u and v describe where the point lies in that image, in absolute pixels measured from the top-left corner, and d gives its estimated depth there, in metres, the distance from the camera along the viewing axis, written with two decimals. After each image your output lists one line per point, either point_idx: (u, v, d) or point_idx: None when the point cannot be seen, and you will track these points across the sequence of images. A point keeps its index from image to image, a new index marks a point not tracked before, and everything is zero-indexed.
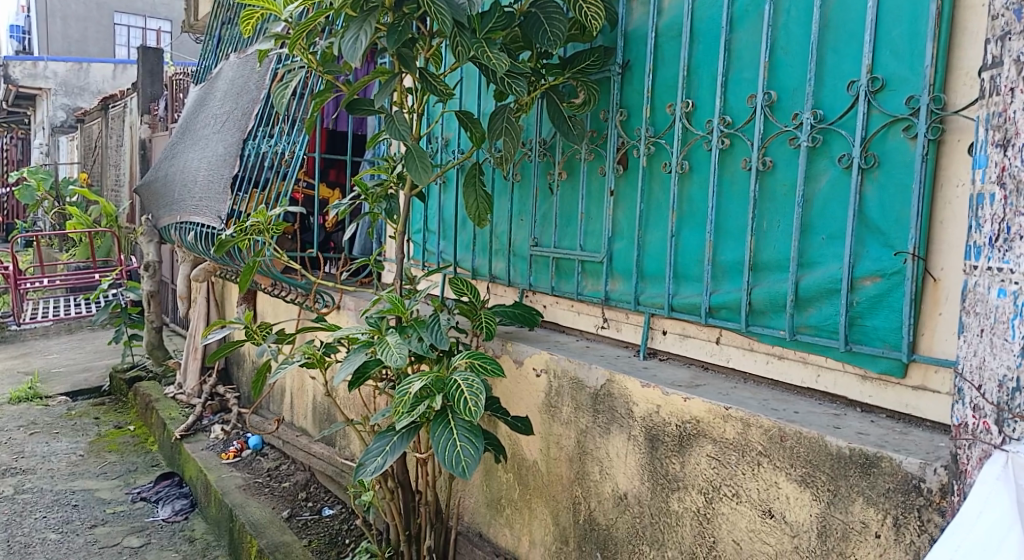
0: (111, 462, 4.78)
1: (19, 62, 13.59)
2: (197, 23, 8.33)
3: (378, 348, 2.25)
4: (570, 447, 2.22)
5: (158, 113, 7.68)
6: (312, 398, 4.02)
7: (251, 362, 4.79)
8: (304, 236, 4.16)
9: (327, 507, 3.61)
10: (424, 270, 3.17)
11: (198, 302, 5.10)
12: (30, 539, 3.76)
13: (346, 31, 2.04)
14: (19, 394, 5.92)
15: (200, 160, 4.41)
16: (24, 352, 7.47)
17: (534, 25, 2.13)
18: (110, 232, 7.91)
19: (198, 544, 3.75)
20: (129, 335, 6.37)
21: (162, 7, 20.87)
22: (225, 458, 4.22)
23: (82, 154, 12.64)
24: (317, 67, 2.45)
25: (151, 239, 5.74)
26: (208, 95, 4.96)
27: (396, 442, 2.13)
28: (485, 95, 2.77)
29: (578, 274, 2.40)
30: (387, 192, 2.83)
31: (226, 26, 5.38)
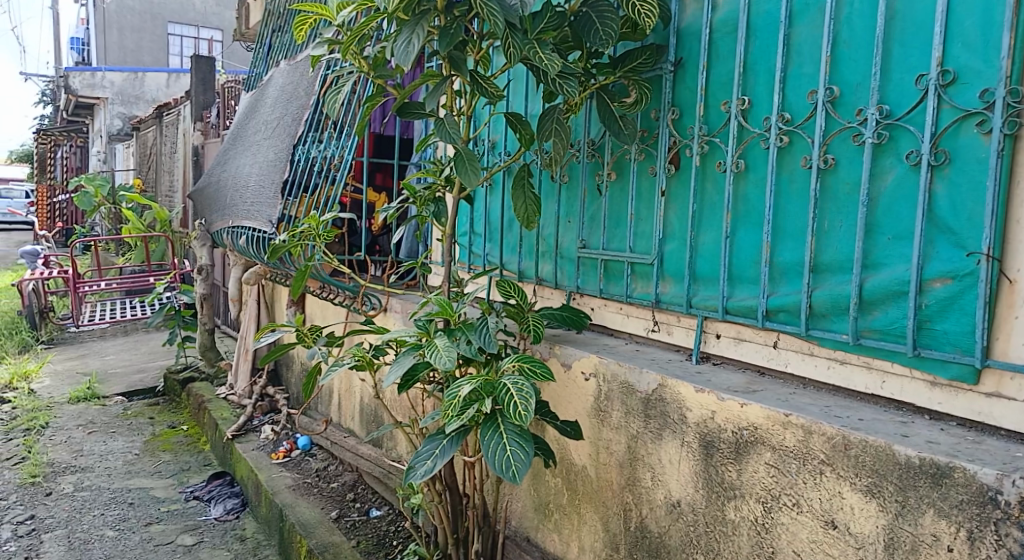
0: (165, 461, 4.88)
1: (78, 73, 14.14)
2: (248, 32, 8.54)
3: (427, 350, 2.24)
4: (620, 453, 2.18)
5: (210, 120, 7.86)
6: (359, 399, 4.05)
7: (300, 363, 4.85)
8: (352, 239, 4.21)
9: (374, 508, 3.64)
10: (471, 273, 3.16)
11: (249, 305, 5.19)
12: (89, 535, 3.87)
13: (399, 35, 2.03)
14: (78, 394, 6.10)
15: (251, 165, 4.49)
16: (83, 353, 7.71)
17: (585, 25, 2.10)
18: (165, 237, 8.12)
19: (249, 544, 3.80)
20: (182, 337, 6.52)
21: (214, 17, 21.49)
22: (275, 458, 4.27)
23: (137, 161, 13.03)
24: (368, 72, 2.44)
25: (205, 243, 5.88)
26: (259, 101, 5.05)
27: (446, 445, 2.11)
28: (533, 97, 2.76)
29: (628, 276, 2.36)
30: (435, 195, 2.82)
31: (277, 34, 5.48)
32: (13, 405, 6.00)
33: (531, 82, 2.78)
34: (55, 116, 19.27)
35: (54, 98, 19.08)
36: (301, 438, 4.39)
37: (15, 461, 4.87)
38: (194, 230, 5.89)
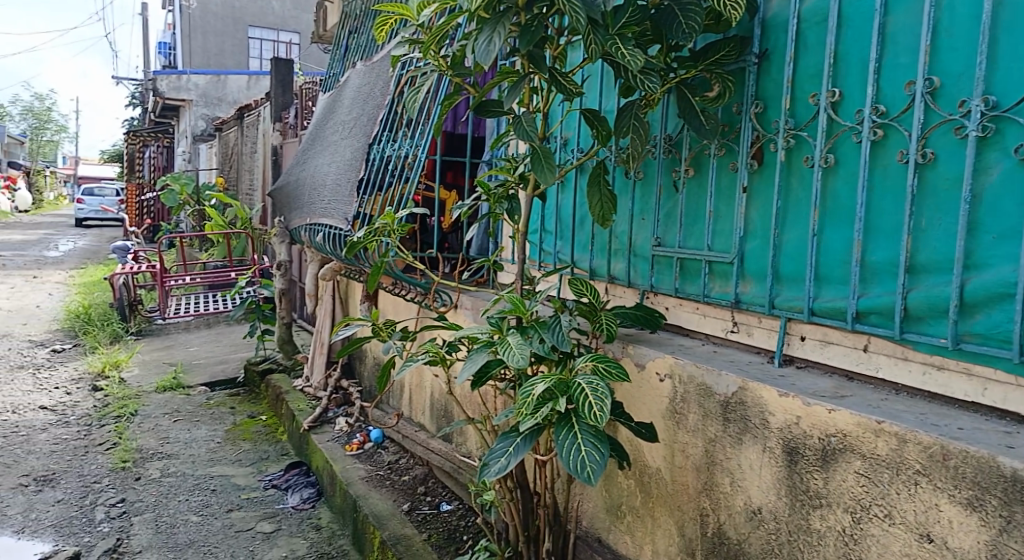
0: (245, 450, 5.04)
1: (165, 76, 14.82)
2: (326, 34, 8.78)
3: (500, 348, 2.23)
4: (697, 456, 2.12)
5: (288, 120, 8.04)
6: (430, 394, 4.10)
7: (374, 358, 4.93)
8: (423, 236, 4.25)
9: (445, 503, 3.69)
10: (541, 270, 3.15)
11: (324, 300, 5.31)
12: (175, 519, 4.04)
13: (479, 34, 2.03)
14: (165, 383, 6.37)
15: (328, 164, 4.59)
16: (169, 344, 8.05)
17: (668, 19, 2.04)
18: (246, 233, 8.42)
19: (324, 533, 3.88)
20: (262, 331, 6.73)
21: (292, 20, 22.30)
22: (349, 449, 4.35)
23: (219, 161, 13.55)
24: (447, 70, 2.44)
25: (283, 240, 6.05)
26: (335, 102, 5.17)
27: (519, 444, 2.10)
28: (608, 93, 2.73)
29: (705, 275, 2.30)
30: (509, 192, 2.81)
31: (353, 35, 5.60)
32: (105, 393, 6.31)
33: (606, 78, 2.75)
34: (143, 118, 20.19)
35: (144, 101, 20.00)
36: (374, 430, 4.46)
37: (107, 446, 5.12)
38: (274, 228, 6.06)
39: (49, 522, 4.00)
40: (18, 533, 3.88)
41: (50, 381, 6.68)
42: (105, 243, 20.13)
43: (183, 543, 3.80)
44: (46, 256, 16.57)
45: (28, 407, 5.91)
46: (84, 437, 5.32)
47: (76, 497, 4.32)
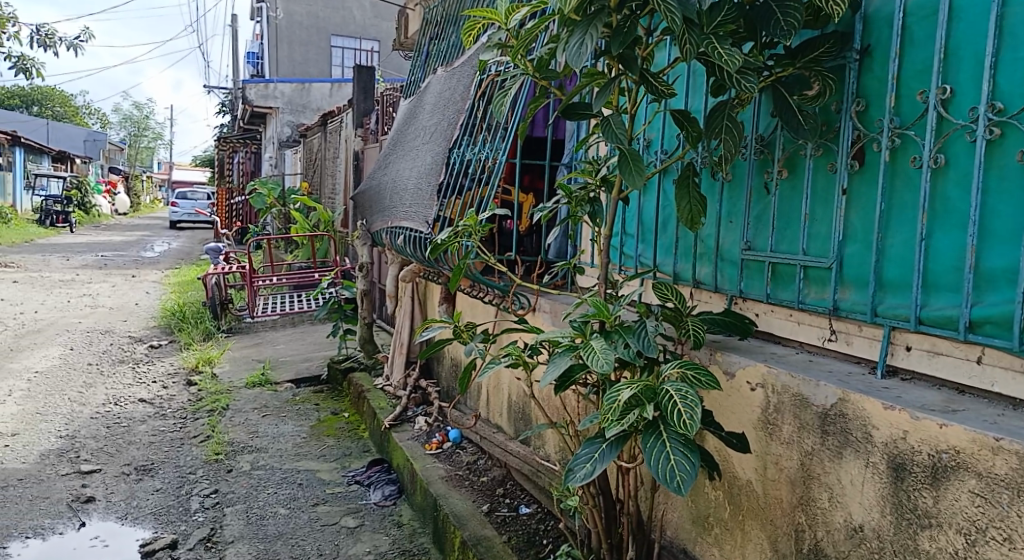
0: (329, 446, 5.17)
1: (254, 85, 15.48)
2: (407, 41, 8.97)
3: (584, 352, 2.21)
4: (793, 470, 2.04)
5: (369, 126, 8.20)
6: (508, 395, 4.11)
7: (454, 359, 4.98)
8: (502, 239, 4.27)
9: (524, 505, 3.69)
10: (623, 275, 3.11)
11: (404, 302, 5.39)
12: (265, 511, 4.17)
13: (570, 37, 2.01)
14: (253, 379, 6.61)
15: (409, 169, 4.65)
16: (258, 342, 8.35)
17: (764, 16, 1.98)
18: (329, 235, 8.69)
19: (405, 530, 3.94)
20: (344, 330, 6.90)
21: (372, 28, 23.19)
22: (429, 448, 4.41)
23: (303, 166, 14.02)
24: (533, 73, 2.42)
25: (366, 242, 6.20)
26: (417, 108, 5.24)
27: (605, 450, 2.05)
28: (694, 93, 2.68)
29: (800, 280, 2.22)
30: (591, 195, 2.77)
31: (434, 41, 5.69)
32: (199, 388, 6.59)
33: (692, 78, 2.70)
34: (233, 125, 21.05)
35: (234, 109, 20.90)
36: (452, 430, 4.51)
37: (201, 438, 5.34)
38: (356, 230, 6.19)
39: (148, 509, 4.20)
40: (120, 519, 4.09)
41: (149, 375, 7.02)
42: (198, 245, 21.06)
43: (272, 534, 3.92)
44: (144, 256, 17.43)
45: (128, 400, 6.23)
46: (180, 429, 5.57)
47: (173, 486, 4.52)
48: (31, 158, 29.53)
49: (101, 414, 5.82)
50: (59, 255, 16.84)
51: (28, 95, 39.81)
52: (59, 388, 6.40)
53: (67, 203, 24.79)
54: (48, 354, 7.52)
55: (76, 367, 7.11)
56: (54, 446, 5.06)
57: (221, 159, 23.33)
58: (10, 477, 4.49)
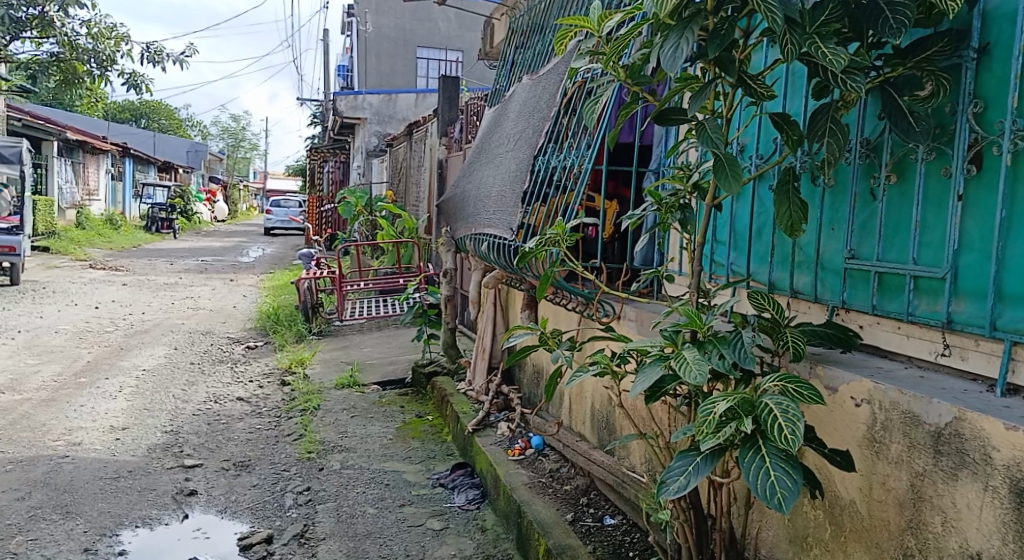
0: (414, 448, 5.26)
1: (344, 96, 16.03)
2: (492, 51, 9.06)
3: (676, 362, 2.15)
4: (901, 491, 1.94)
5: (454, 134, 8.30)
6: (591, 404, 4.08)
7: (536, 365, 4.97)
8: (588, 245, 4.25)
9: (608, 516, 3.66)
10: (714, 284, 3.03)
11: (486, 308, 5.43)
12: (354, 510, 4.28)
13: (665, 41, 1.98)
14: (343, 381, 6.79)
15: (494, 177, 4.68)
16: (345, 344, 8.58)
17: (872, 14, 1.90)
18: (414, 241, 8.87)
19: (489, 535, 3.95)
20: (428, 334, 7.01)
21: (456, 39, 23.67)
22: (512, 454, 4.42)
23: (389, 174, 14.37)
24: (625, 79, 2.38)
25: (450, 248, 6.29)
26: (501, 116, 5.28)
27: (700, 464, 1.98)
28: (793, 96, 2.60)
29: (910, 291, 2.12)
30: (682, 202, 2.71)
31: (520, 49, 5.73)
32: (292, 388, 6.83)
33: (791, 80, 2.62)
34: (324, 135, 21.79)
35: (325, 120, 21.65)
36: (535, 437, 4.51)
37: (294, 437, 5.53)
38: (441, 237, 6.29)
39: (246, 504, 4.37)
40: (220, 512, 4.27)
41: (246, 375, 7.32)
42: (290, 251, 21.85)
43: (361, 533, 4.01)
44: (241, 261, 18.22)
45: (226, 398, 6.50)
46: (274, 427, 5.78)
47: (269, 483, 4.69)
48: (139, 168, 31.30)
49: (202, 411, 6.10)
50: (163, 259, 17.79)
51: (138, 109, 42.23)
52: (164, 386, 6.74)
53: (171, 210, 26.19)
54: (154, 353, 7.94)
55: (179, 366, 7.48)
56: (160, 441, 5.33)
57: (313, 168, 24.19)
58: (121, 469, 4.76)
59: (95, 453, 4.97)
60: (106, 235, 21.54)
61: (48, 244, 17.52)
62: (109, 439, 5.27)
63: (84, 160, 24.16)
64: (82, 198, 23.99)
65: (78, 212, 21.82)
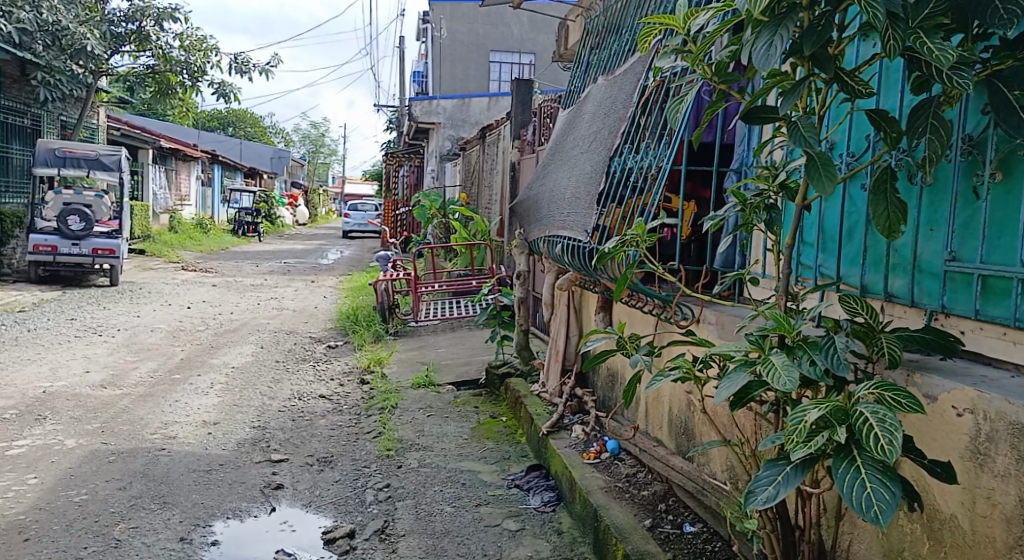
0: (489, 448, 5.29)
1: (419, 102, 16.32)
2: (566, 52, 9.06)
3: (764, 368, 2.09)
4: (1009, 506, 1.85)
5: (527, 137, 8.33)
6: (669, 409, 4.03)
7: (611, 368, 4.93)
8: (667, 247, 4.19)
9: (688, 523, 3.61)
10: (802, 287, 2.95)
11: (559, 310, 5.41)
12: (432, 508, 4.33)
13: (758, 39, 1.93)
14: (419, 380, 6.90)
15: (569, 178, 4.66)
16: (421, 345, 8.71)
17: (981, 6, 1.81)
18: (487, 243, 8.94)
19: (566, 538, 3.93)
20: (502, 336, 7.05)
21: (529, 42, 23.75)
22: (587, 457, 4.39)
23: (462, 178, 14.54)
24: (711, 77, 2.33)
25: (523, 250, 6.32)
26: (576, 117, 5.27)
27: (790, 473, 1.92)
28: (889, 91, 2.51)
29: (1016, 296, 2.02)
30: (767, 202, 2.62)
31: (595, 50, 5.71)
32: (371, 386, 6.98)
33: (885, 76, 2.52)
34: (400, 139, 22.19)
35: (400, 125, 22.05)
36: (610, 441, 4.47)
37: (374, 434, 5.65)
38: (514, 239, 6.31)
39: (329, 499, 4.49)
40: (305, 506, 4.40)
41: (327, 373, 7.53)
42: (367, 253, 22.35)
43: (439, 531, 4.06)
44: (321, 263, 18.74)
45: (309, 395, 6.70)
46: (355, 425, 5.92)
47: (350, 478, 4.80)
48: (226, 173, 32.61)
49: (287, 408, 6.30)
50: (249, 261, 18.48)
51: (225, 117, 44.01)
52: (251, 382, 7.00)
53: (256, 214, 27.19)
54: (242, 351, 8.26)
55: (266, 363, 7.76)
56: (249, 435, 5.54)
57: (389, 172, 24.69)
58: (213, 462, 4.96)
59: (189, 446, 5.20)
60: (197, 237, 22.57)
61: (144, 247, 18.44)
62: (201, 433, 5.51)
63: (176, 168, 25.34)
64: (174, 204, 25.15)
65: (172, 216, 22.90)
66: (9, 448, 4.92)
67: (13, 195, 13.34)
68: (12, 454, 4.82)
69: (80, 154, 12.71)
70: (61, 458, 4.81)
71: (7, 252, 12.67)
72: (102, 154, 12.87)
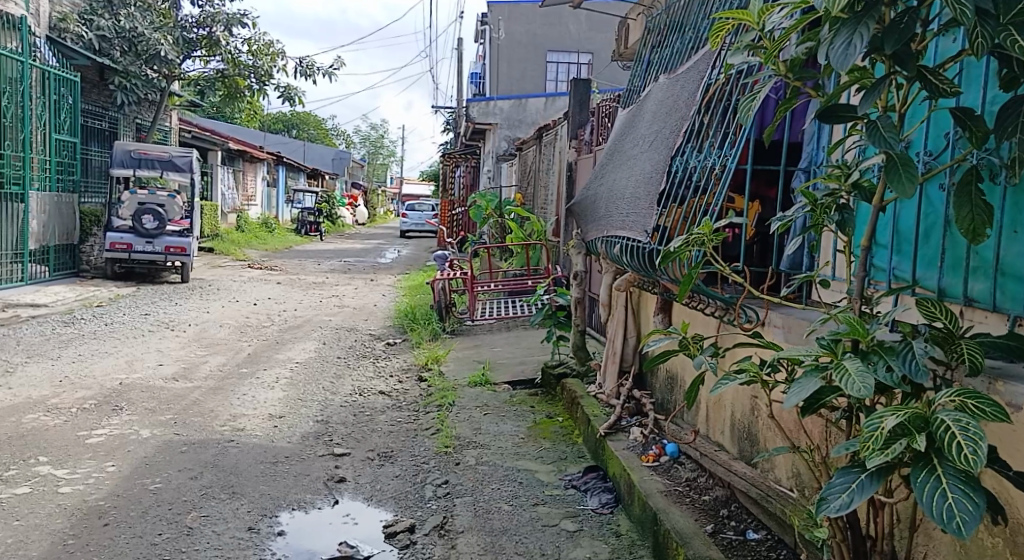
0: (546, 448, 5.29)
1: (476, 103, 16.43)
2: (626, 51, 8.97)
3: (837, 373, 2.04)
4: None
5: (584, 136, 8.27)
6: (730, 413, 3.96)
7: (670, 371, 4.87)
8: (731, 248, 4.12)
9: (751, 530, 3.55)
10: (875, 290, 2.86)
11: (616, 311, 5.38)
12: (490, 506, 4.36)
13: (837, 36, 1.89)
14: (475, 379, 6.94)
15: (628, 178, 4.63)
16: (477, 343, 8.76)
17: None
18: (544, 243, 8.94)
19: (624, 541, 3.90)
20: (558, 336, 7.03)
21: (587, 41, 23.65)
22: (646, 460, 4.35)
23: (518, 178, 14.57)
24: (785, 74, 2.29)
25: (581, 250, 6.29)
26: (636, 116, 5.22)
27: (865, 481, 1.87)
28: (974, 88, 2.42)
29: None
30: (840, 202, 2.56)
31: (656, 48, 5.65)
32: (428, 384, 7.06)
33: (970, 72, 2.43)
34: (457, 139, 22.37)
35: (457, 125, 22.23)
36: (669, 444, 4.42)
37: (432, 431, 5.71)
38: (572, 238, 6.29)
39: (390, 493, 4.56)
40: (366, 500, 4.47)
41: (386, 370, 7.64)
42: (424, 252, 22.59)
43: (497, 529, 4.08)
44: (379, 262, 19.04)
45: (369, 391, 6.81)
46: (413, 421, 5.99)
47: (410, 474, 4.87)
48: (290, 174, 33.40)
49: (348, 403, 6.42)
50: (311, 259, 18.89)
51: (289, 119, 45.03)
52: (314, 377, 7.16)
53: (317, 214, 27.76)
54: (305, 347, 8.45)
55: (328, 359, 7.92)
56: (312, 429, 5.66)
57: (445, 173, 24.93)
58: (279, 454, 5.09)
59: (256, 438, 5.35)
60: (262, 236, 23.18)
61: (213, 245, 19.03)
62: (267, 426, 5.65)
63: (243, 169, 26.09)
64: (240, 203, 25.88)
65: (238, 216, 23.58)
66: (88, 437, 5.14)
67: (92, 195, 13.93)
68: (91, 443, 5.04)
69: (154, 155, 13.16)
70: (137, 447, 5.00)
71: (86, 249, 13.24)
72: (174, 155, 13.37)
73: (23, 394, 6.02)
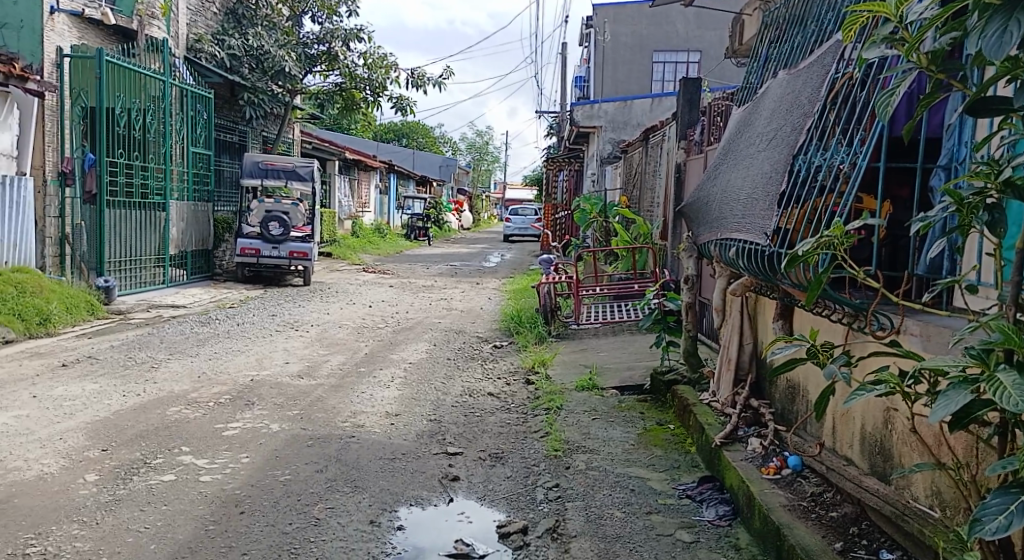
0: (658, 456, 5.19)
1: (580, 106, 16.39)
2: (738, 47, 8.70)
3: (991, 386, 1.89)
4: None
5: (694, 137, 8.03)
6: (860, 425, 3.76)
7: (791, 380, 4.67)
8: (859, 251, 3.91)
9: (885, 550, 3.35)
10: None
11: (732, 317, 5.21)
12: (602, 512, 4.32)
13: (990, 26, 1.76)
14: (583, 383, 6.91)
15: (744, 178, 4.48)
16: (584, 348, 8.72)
17: None
18: (650, 247, 8.78)
19: (744, 555, 3.77)
20: (667, 341, 6.89)
21: (695, 40, 23.11)
22: (766, 472, 4.18)
23: (623, 181, 14.41)
24: (927, 66, 2.15)
25: (691, 253, 6.15)
26: (751, 115, 5.06)
27: None
28: None
29: None
30: (988, 202, 2.37)
31: (774, 44, 5.46)
32: (536, 387, 7.09)
33: None
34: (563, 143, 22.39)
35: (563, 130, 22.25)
36: (792, 456, 4.24)
37: (541, 434, 5.73)
38: (684, 242, 6.16)
39: (502, 493, 4.61)
40: (480, 499, 4.54)
41: (494, 372, 7.73)
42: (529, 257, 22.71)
43: (611, 535, 4.03)
44: (485, 266, 19.29)
45: (479, 392, 6.91)
46: (522, 424, 6.03)
47: (521, 476, 4.90)
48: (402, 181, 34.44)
49: (459, 404, 6.53)
50: (421, 263, 19.38)
51: (401, 129, 46.48)
52: (426, 378, 7.34)
53: (428, 220, 28.45)
54: (417, 348, 8.68)
55: (439, 361, 8.10)
56: (425, 428, 5.80)
57: (550, 177, 25.02)
58: (396, 451, 5.25)
59: (374, 435, 5.54)
60: (376, 242, 23.99)
61: (331, 250, 19.87)
62: (384, 423, 5.84)
63: (359, 177, 27.12)
64: (356, 210, 26.93)
65: (354, 222, 24.51)
66: (224, 429, 5.48)
67: (224, 203, 14.84)
68: (227, 435, 5.37)
69: (279, 165, 13.80)
70: (268, 440, 5.28)
71: (219, 253, 14.12)
72: (298, 165, 13.90)
73: (166, 388, 6.49)
